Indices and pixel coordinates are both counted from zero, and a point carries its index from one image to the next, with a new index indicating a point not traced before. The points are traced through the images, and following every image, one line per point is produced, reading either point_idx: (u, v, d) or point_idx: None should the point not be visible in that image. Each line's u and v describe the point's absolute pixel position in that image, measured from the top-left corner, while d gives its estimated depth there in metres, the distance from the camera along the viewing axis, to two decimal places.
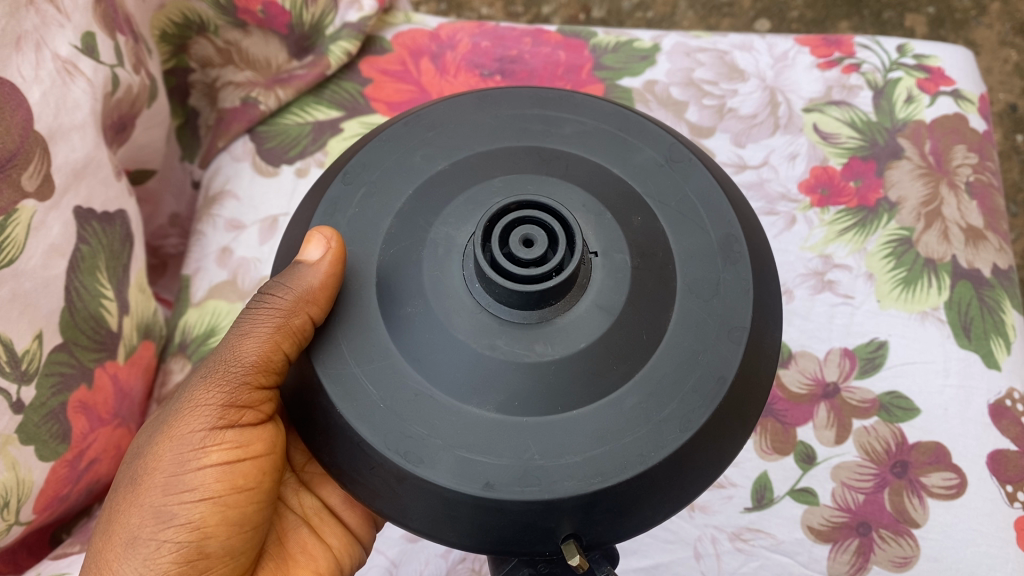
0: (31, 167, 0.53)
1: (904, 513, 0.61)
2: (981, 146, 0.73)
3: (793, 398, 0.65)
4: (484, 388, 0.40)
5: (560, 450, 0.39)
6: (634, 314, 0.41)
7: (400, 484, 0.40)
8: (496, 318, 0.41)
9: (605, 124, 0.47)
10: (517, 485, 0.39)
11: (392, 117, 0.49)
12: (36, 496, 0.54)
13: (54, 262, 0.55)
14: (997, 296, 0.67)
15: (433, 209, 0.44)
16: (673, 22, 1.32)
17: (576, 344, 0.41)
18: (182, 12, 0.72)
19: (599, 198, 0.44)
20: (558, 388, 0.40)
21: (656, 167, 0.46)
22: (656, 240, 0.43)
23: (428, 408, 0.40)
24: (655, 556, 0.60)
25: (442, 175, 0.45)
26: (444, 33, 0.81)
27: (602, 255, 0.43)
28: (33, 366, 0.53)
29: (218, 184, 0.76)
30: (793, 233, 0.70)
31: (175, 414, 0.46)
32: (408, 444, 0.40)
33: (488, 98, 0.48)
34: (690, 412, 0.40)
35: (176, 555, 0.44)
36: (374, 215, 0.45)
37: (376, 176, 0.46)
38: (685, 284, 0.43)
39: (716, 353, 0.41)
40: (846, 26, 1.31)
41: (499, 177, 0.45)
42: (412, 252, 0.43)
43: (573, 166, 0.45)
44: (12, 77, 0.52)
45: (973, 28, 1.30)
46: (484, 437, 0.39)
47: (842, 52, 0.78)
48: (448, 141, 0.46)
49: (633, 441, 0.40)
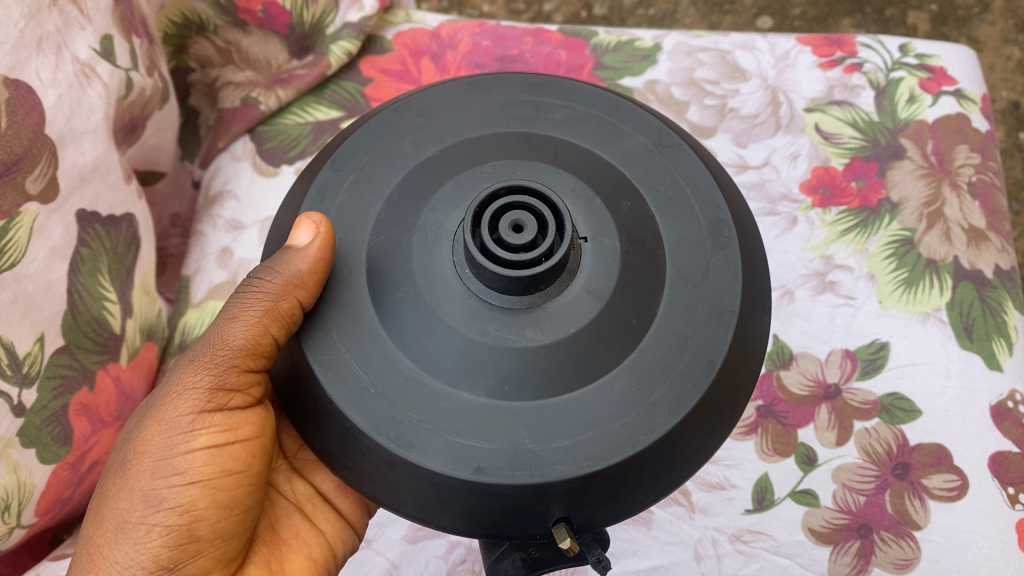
0: (36, 171, 0.52)
1: (904, 515, 0.61)
2: (984, 147, 0.72)
3: (794, 399, 0.65)
4: (474, 373, 0.40)
5: (550, 434, 0.39)
6: (624, 299, 0.41)
7: (392, 469, 0.40)
8: (486, 304, 0.41)
9: (595, 109, 0.47)
10: (506, 469, 0.39)
11: (382, 105, 0.49)
12: (38, 498, 0.54)
13: (56, 265, 0.55)
14: (999, 297, 0.67)
15: (424, 195, 0.44)
16: (675, 20, 1.32)
17: (566, 329, 0.41)
18: (182, 13, 0.72)
19: (589, 184, 0.44)
20: (548, 372, 0.40)
21: (645, 152, 0.46)
22: (646, 227, 0.43)
23: (418, 393, 0.40)
24: (655, 558, 0.60)
25: (432, 162, 0.45)
26: (444, 32, 0.81)
27: (592, 240, 0.43)
28: (34, 368, 0.53)
29: (218, 183, 0.76)
30: (795, 234, 0.70)
31: (163, 399, 0.46)
32: (399, 429, 0.39)
33: (477, 85, 0.48)
34: (678, 394, 0.40)
35: (166, 538, 0.44)
36: (365, 202, 0.44)
37: (366, 162, 0.45)
38: (675, 270, 0.42)
39: (705, 337, 0.41)
40: (848, 23, 1.31)
41: (489, 164, 0.44)
42: (402, 239, 0.43)
43: (563, 153, 0.45)
44: (29, 80, 0.52)
45: (975, 26, 1.30)
46: (475, 421, 0.39)
47: (844, 51, 0.78)
48: (438, 128, 0.46)
49: (621, 424, 0.39)
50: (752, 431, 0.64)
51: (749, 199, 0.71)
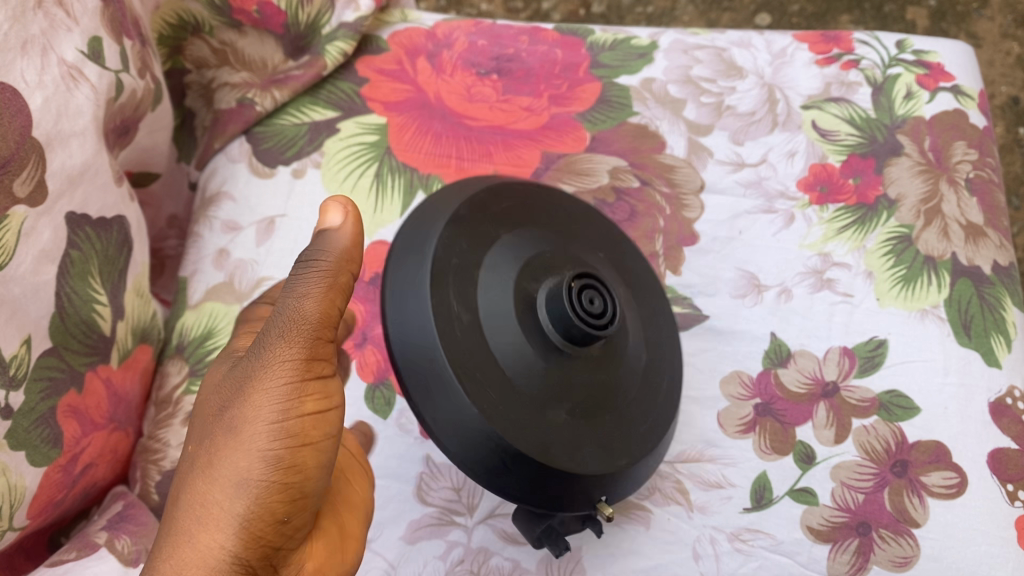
0: (23, 174, 0.52)
1: (904, 513, 0.60)
2: (981, 143, 0.72)
3: (792, 397, 0.64)
4: (536, 404, 0.49)
5: (587, 442, 0.50)
6: (628, 362, 0.54)
7: (478, 477, 0.48)
8: (540, 363, 0.50)
9: (557, 227, 0.57)
10: (562, 462, 0.48)
11: (416, 208, 0.55)
12: (29, 501, 0.54)
13: (44, 269, 0.54)
14: (997, 293, 0.66)
15: (471, 276, 0.51)
16: (673, 17, 1.34)
17: (593, 374, 0.52)
18: (177, 13, 0.73)
19: (586, 263, 0.56)
20: (593, 399, 0.52)
21: (609, 244, 0.60)
22: (625, 312, 0.57)
23: (485, 425, 0.47)
24: (654, 557, 0.60)
25: (471, 250, 0.52)
26: (440, 32, 0.81)
27: (607, 311, 0.51)
28: (21, 371, 0.53)
29: (214, 184, 0.76)
30: (792, 231, 0.70)
31: (256, 370, 0.41)
32: (472, 450, 0.47)
33: (493, 191, 0.56)
34: (647, 426, 0.54)
35: (273, 516, 0.41)
36: (416, 284, 0.49)
37: (418, 244, 0.51)
38: (646, 343, 0.57)
39: (669, 396, 0.56)
40: (846, 20, 1.32)
41: (529, 253, 0.53)
42: (468, 306, 0.50)
43: (577, 248, 0.57)
44: (14, 82, 0.51)
45: (975, 21, 1.31)
46: (533, 440, 0.48)
47: (840, 48, 0.78)
48: (456, 219, 0.53)
49: (599, 432, 0.51)
50: (750, 430, 0.64)
51: (747, 197, 0.72)
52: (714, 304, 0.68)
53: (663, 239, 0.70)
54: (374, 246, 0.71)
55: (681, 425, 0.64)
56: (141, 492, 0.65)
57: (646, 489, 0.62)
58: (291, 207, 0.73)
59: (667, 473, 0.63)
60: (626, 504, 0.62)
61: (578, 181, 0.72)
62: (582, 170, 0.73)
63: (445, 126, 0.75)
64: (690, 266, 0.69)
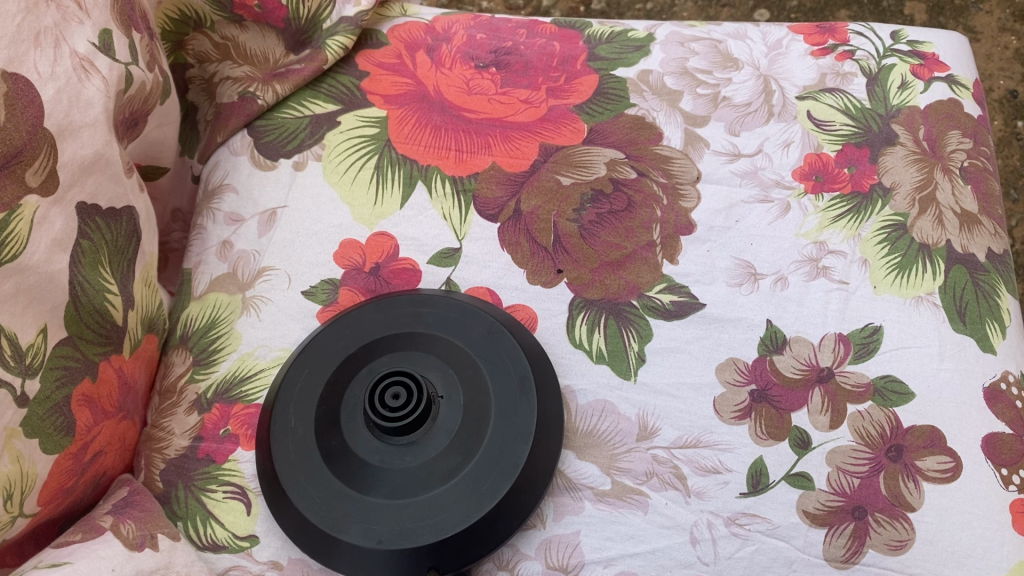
0: (36, 164, 0.53)
1: (899, 497, 0.60)
2: (976, 132, 0.73)
3: (787, 382, 0.65)
4: (456, 448, 0.60)
5: (509, 467, 0.59)
6: (480, 418, 0.61)
7: (416, 512, 0.58)
8: (450, 423, 0.61)
9: (464, 303, 0.66)
10: (490, 491, 0.58)
11: (314, 337, 0.67)
12: (41, 488, 0.56)
13: (57, 257, 0.55)
14: (992, 280, 0.67)
15: (388, 360, 0.63)
16: (673, 13, 1.48)
17: (487, 427, 0.60)
18: (179, 8, 0.75)
19: (483, 342, 0.64)
20: (494, 444, 0.60)
21: (460, 316, 0.65)
22: (477, 377, 0.62)
23: (422, 462, 0.59)
24: (652, 541, 0.61)
25: (380, 342, 0.64)
26: (439, 25, 0.82)
27: (509, 368, 0.63)
28: (37, 360, 0.54)
29: (217, 177, 0.77)
30: (788, 220, 0.71)
31: None
32: (413, 483, 0.59)
33: (382, 304, 0.67)
34: (556, 444, 0.62)
35: None
36: (322, 370, 0.64)
37: (347, 346, 0.65)
38: (522, 385, 0.62)
39: (549, 427, 0.62)
40: (845, 14, 1.44)
41: (439, 333, 0.64)
42: (363, 384, 0.63)
43: (468, 326, 0.65)
44: (27, 73, 0.53)
45: (973, 15, 1.44)
46: (465, 471, 0.59)
47: (836, 39, 0.79)
48: (383, 318, 0.66)
49: (495, 483, 0.58)
50: (746, 416, 0.64)
51: (742, 187, 0.72)
52: (710, 292, 0.69)
53: (660, 229, 0.71)
54: (375, 237, 0.73)
55: (679, 412, 0.65)
56: (146, 479, 0.66)
57: (644, 475, 0.63)
58: (292, 199, 0.75)
59: (664, 459, 0.64)
60: (624, 489, 0.63)
61: (575, 172, 0.73)
62: (579, 162, 0.74)
63: (444, 119, 0.76)
64: (686, 255, 0.70)
